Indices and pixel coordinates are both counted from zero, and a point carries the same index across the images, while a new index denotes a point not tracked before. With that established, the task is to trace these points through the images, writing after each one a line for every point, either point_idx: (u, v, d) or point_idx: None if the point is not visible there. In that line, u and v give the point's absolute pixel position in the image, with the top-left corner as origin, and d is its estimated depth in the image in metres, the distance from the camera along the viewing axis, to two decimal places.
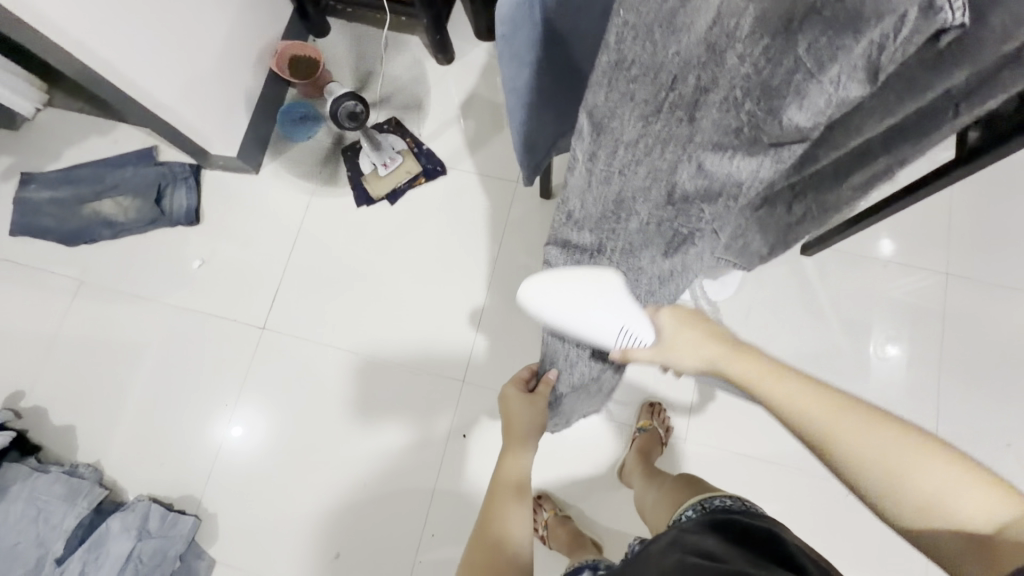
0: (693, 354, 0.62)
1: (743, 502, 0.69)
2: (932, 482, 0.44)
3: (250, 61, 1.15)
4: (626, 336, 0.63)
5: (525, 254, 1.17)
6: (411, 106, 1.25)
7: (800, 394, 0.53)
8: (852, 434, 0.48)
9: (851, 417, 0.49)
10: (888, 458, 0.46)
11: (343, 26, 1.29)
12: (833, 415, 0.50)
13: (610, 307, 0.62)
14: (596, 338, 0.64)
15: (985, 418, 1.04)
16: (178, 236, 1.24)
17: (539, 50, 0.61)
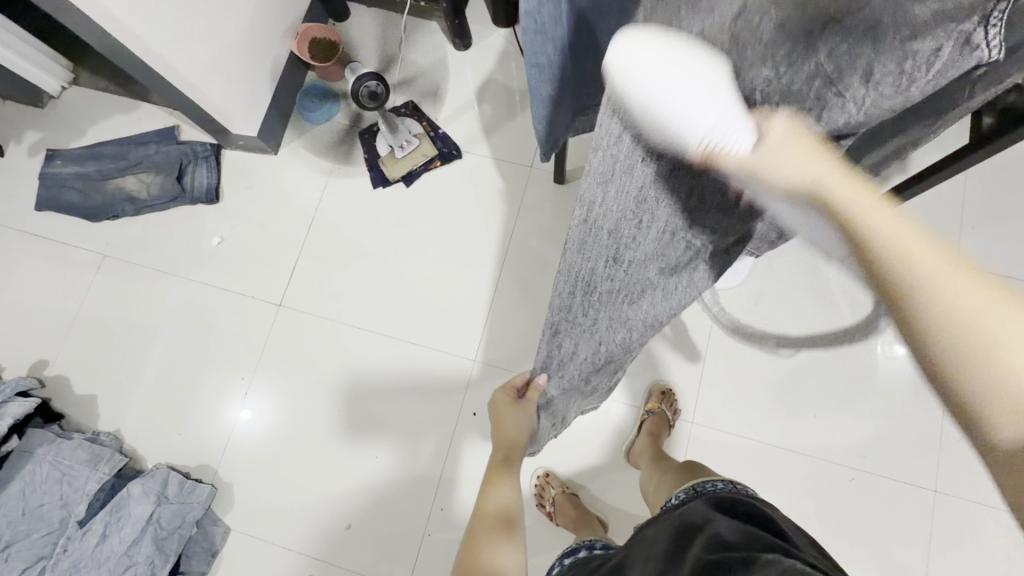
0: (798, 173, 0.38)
1: (736, 485, 0.68)
2: (998, 333, 0.33)
3: (272, 42, 1.17)
4: (720, 132, 0.38)
5: (538, 237, 1.19)
6: (429, 90, 1.27)
7: (905, 238, 0.36)
8: (948, 289, 0.35)
9: (956, 273, 0.35)
10: (980, 328, 0.34)
11: (363, 11, 1.31)
12: (941, 271, 0.35)
13: (705, 95, 0.37)
14: (678, 122, 0.38)
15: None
16: (198, 213, 1.27)
17: (561, 27, 0.63)
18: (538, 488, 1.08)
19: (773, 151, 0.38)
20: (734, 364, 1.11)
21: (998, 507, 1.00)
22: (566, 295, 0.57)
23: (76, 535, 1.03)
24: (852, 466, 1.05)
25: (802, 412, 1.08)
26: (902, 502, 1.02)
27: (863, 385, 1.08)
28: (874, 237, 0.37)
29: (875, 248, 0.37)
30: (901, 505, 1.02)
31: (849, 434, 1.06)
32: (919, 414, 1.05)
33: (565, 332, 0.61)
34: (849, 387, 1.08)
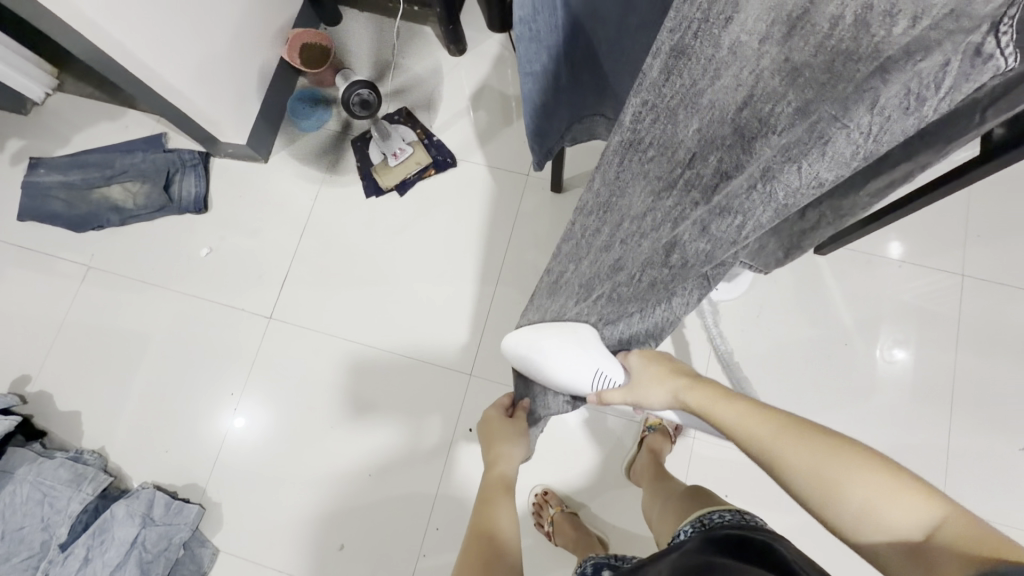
0: (659, 391, 0.59)
1: (745, 516, 0.65)
2: (871, 501, 0.41)
3: (261, 47, 1.14)
4: (603, 378, 0.60)
5: (535, 248, 1.16)
6: (422, 97, 1.24)
7: (752, 419, 0.50)
8: (789, 453, 0.46)
9: (788, 436, 0.47)
10: (822, 472, 0.44)
11: (356, 16, 1.28)
12: (783, 436, 0.48)
13: (580, 356, 0.60)
14: (575, 384, 0.62)
15: (1000, 424, 1.02)
16: (186, 223, 1.24)
17: (557, 36, 0.60)
18: (536, 506, 1.05)
19: (637, 388, 0.61)
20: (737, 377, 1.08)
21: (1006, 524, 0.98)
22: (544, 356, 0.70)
23: (58, 559, 1.00)
24: None
25: None
26: None
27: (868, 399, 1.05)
28: (728, 425, 0.52)
29: (744, 442, 0.50)
30: None
31: None
32: (927, 428, 1.03)
33: (544, 382, 0.72)
34: (855, 401, 1.05)
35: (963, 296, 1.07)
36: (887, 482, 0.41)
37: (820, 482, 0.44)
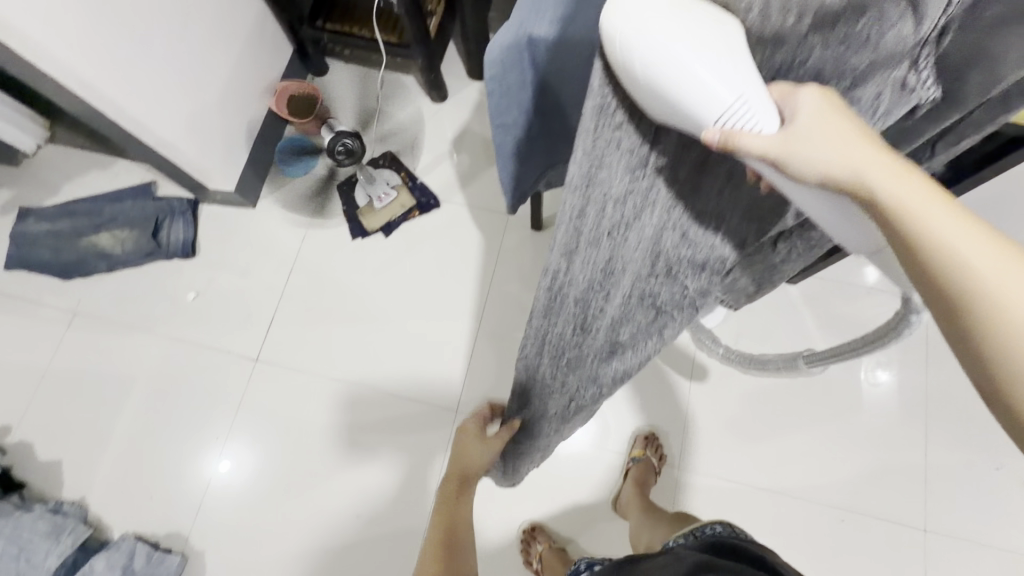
0: (825, 152, 0.34)
1: (734, 527, 0.67)
2: None
3: (250, 100, 1.19)
4: (741, 117, 0.34)
5: (518, 284, 1.20)
6: (406, 142, 1.29)
7: (969, 237, 0.31)
8: (991, 271, 0.30)
9: (1005, 254, 0.30)
10: None
11: (341, 67, 1.35)
12: (1009, 267, 0.30)
13: (722, 58, 0.33)
14: (691, 108, 0.35)
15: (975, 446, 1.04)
16: (174, 268, 1.26)
17: (527, 91, 0.66)
18: (525, 543, 1.05)
19: (800, 134, 0.34)
20: (717, 405, 1.11)
21: (988, 545, 0.99)
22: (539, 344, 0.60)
23: None
24: (840, 507, 1.04)
25: (788, 453, 1.07)
26: (892, 545, 1.01)
27: (845, 423, 1.07)
28: (923, 234, 0.31)
29: (922, 246, 0.31)
30: (892, 548, 1.01)
31: (833, 472, 1.05)
32: (903, 451, 1.05)
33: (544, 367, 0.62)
34: (833, 426, 1.08)
35: None
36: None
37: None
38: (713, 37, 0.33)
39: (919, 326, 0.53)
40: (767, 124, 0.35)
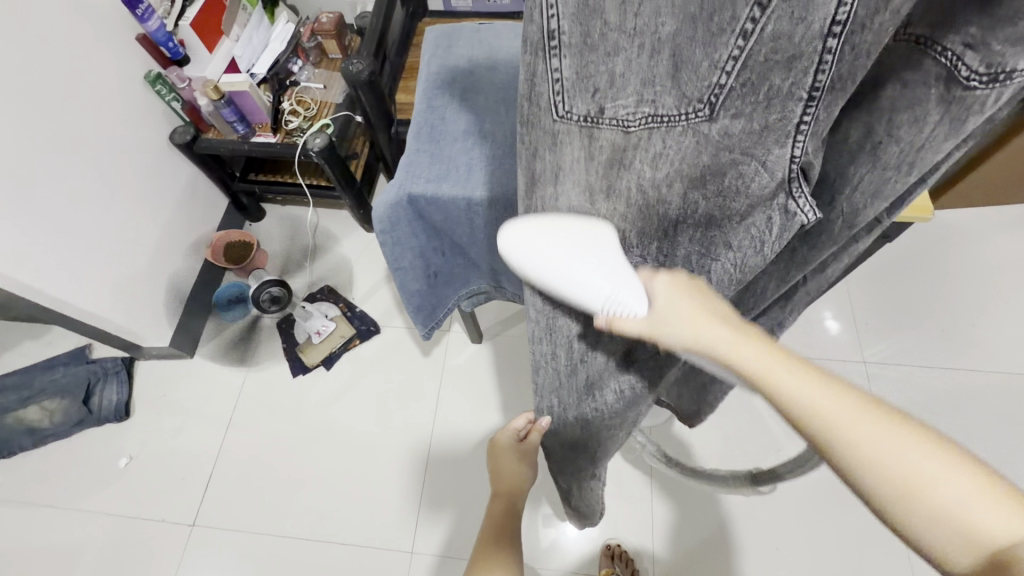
0: (693, 330, 0.41)
1: None
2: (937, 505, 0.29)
3: (183, 255, 1.23)
4: (617, 302, 0.42)
5: (466, 399, 1.18)
6: (342, 273, 1.33)
7: (811, 384, 0.35)
8: (818, 410, 0.34)
9: (824, 393, 0.34)
10: (890, 463, 0.31)
11: (277, 210, 1.42)
12: (867, 417, 0.33)
13: (602, 263, 0.42)
14: (581, 300, 0.43)
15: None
16: (107, 433, 1.20)
17: (420, 236, 0.70)
18: None
19: (660, 316, 0.42)
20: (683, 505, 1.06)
21: None
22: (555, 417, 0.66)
23: None
24: None
25: (761, 545, 1.02)
26: None
27: (816, 507, 1.04)
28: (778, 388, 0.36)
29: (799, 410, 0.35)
30: None
31: (813, 561, 1.00)
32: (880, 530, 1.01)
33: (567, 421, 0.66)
34: (804, 511, 1.04)
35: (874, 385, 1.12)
36: (963, 474, 0.29)
37: (856, 448, 0.32)
38: (588, 238, 0.42)
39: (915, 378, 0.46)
40: (640, 305, 0.43)
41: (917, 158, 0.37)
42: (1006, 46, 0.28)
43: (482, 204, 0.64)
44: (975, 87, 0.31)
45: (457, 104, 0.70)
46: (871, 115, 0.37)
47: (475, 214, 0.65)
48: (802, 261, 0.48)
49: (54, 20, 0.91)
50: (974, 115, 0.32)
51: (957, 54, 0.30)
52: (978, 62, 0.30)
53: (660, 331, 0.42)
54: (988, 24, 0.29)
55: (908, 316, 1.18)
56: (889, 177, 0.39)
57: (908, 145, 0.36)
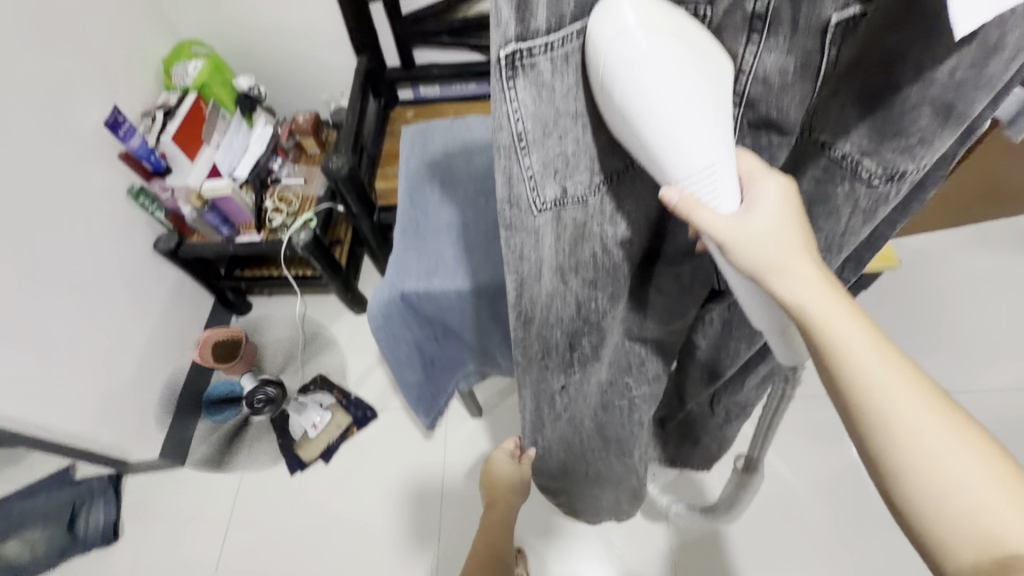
0: (776, 252, 0.37)
1: None
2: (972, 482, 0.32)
3: (168, 360, 1.21)
4: (708, 182, 0.36)
5: (472, 478, 1.15)
6: (334, 359, 1.31)
7: (878, 348, 0.36)
8: (880, 371, 0.35)
9: (886, 355, 0.36)
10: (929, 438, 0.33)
11: (263, 301, 1.42)
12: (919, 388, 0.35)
13: (710, 127, 0.34)
14: (667, 164, 0.35)
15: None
16: (94, 560, 1.13)
17: (415, 329, 0.70)
18: None
19: (753, 226, 0.37)
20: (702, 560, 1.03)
21: None
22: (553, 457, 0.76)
23: None
24: None
25: None
26: None
27: (834, 549, 1.02)
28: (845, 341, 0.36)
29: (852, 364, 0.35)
30: None
31: None
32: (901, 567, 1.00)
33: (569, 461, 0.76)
34: (827, 557, 1.02)
35: None
36: (993, 466, 0.33)
37: (907, 423, 0.34)
38: (699, 92, 0.33)
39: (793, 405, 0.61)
40: (729, 201, 0.37)
41: (843, 241, 0.46)
42: (898, 156, 0.38)
43: (474, 294, 0.65)
44: (875, 181, 0.40)
45: (440, 196, 0.74)
46: (792, 207, 0.45)
47: (468, 304, 0.67)
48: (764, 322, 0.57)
49: (36, 152, 0.93)
50: (884, 205, 0.42)
51: (855, 159, 0.39)
52: (877, 166, 0.39)
53: (735, 240, 0.37)
54: (876, 140, 0.38)
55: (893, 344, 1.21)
56: (825, 253, 0.47)
57: (833, 230, 0.45)
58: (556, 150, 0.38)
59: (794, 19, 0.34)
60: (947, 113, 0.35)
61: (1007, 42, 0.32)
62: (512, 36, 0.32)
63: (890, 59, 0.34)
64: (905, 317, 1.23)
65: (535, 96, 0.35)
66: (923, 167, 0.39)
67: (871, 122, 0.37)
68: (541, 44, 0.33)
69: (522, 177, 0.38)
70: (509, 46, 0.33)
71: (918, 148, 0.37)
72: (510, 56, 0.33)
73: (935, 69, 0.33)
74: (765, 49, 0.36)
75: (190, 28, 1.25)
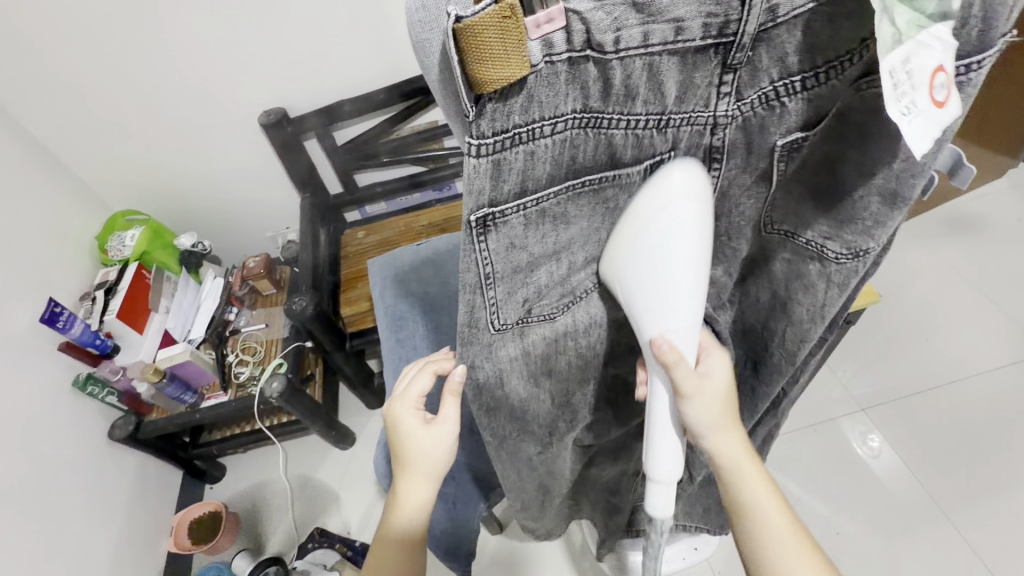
0: (719, 406, 0.43)
1: None
2: None
3: (139, 561, 1.07)
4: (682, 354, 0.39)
5: None
6: (329, 508, 1.20)
7: (771, 499, 0.45)
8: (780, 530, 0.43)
9: (775, 505, 0.44)
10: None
11: (238, 461, 1.30)
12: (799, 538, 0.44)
13: (686, 300, 0.37)
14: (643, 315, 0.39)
15: (1001, 533, 1.02)
16: None
17: None
18: None
19: (710, 379, 0.42)
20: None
21: None
22: (545, 524, 0.77)
23: None
24: None
25: None
26: None
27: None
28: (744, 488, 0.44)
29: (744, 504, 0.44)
30: None
31: None
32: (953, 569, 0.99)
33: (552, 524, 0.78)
34: None
35: (881, 430, 1.16)
36: None
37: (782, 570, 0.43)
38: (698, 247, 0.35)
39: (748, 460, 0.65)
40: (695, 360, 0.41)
41: (824, 313, 0.46)
42: (858, 236, 0.39)
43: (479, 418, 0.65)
44: (843, 262, 0.42)
45: (424, 324, 0.72)
46: (771, 283, 0.49)
47: None
48: (763, 393, 0.59)
49: None
50: (855, 278, 0.43)
51: (821, 243, 0.42)
52: (841, 247, 0.41)
53: (698, 398, 0.41)
54: (836, 225, 0.40)
55: (866, 349, 1.27)
56: (806, 327, 0.48)
57: (813, 302, 0.46)
58: (523, 290, 0.39)
59: (749, 146, 0.36)
60: (892, 199, 0.36)
61: (928, 139, 0.32)
62: (484, 201, 0.32)
63: (834, 161, 0.36)
64: (872, 328, 1.30)
65: (508, 246, 0.35)
66: (884, 243, 0.40)
67: (827, 212, 0.39)
68: (513, 206, 0.33)
69: (485, 307, 0.39)
70: (480, 211, 0.32)
71: (876, 227, 0.38)
72: (480, 218, 0.33)
73: (876, 166, 0.35)
74: (724, 172, 0.37)
75: (123, 201, 1.23)
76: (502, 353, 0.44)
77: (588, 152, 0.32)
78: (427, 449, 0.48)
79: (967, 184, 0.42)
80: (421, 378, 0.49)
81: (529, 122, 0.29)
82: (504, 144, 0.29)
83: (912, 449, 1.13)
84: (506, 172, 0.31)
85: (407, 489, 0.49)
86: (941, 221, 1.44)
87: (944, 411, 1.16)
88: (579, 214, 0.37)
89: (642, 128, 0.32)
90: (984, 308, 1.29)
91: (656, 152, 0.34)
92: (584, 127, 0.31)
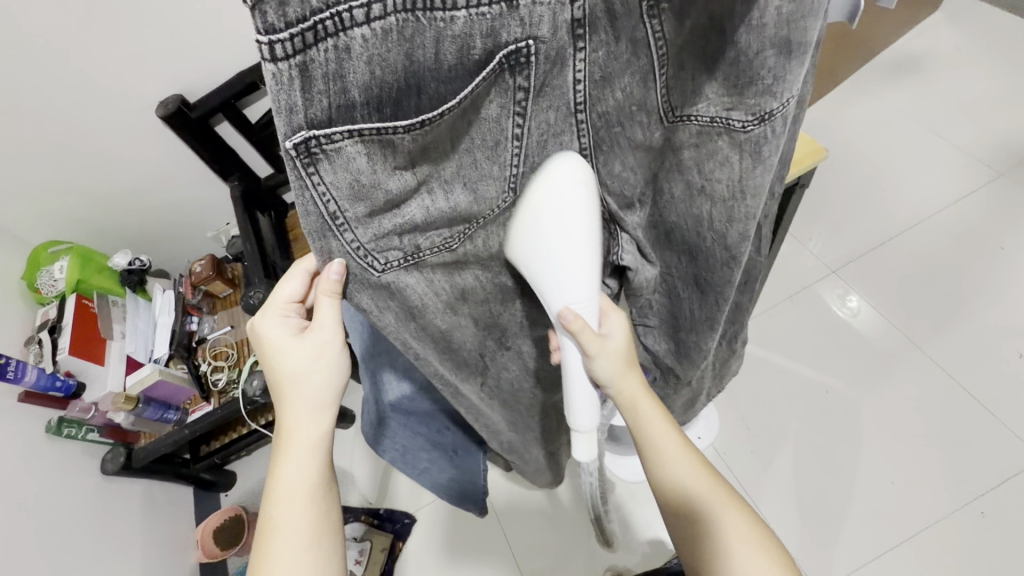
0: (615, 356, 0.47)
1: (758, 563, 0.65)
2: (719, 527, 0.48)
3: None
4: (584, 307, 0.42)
5: (536, 532, 1.11)
6: (346, 484, 1.23)
7: (662, 423, 0.50)
8: (669, 447, 0.50)
9: (669, 426, 0.51)
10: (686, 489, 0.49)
11: (244, 464, 1.31)
12: (688, 455, 0.50)
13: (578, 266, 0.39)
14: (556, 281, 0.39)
15: (967, 353, 1.09)
16: None
17: (422, 432, 0.67)
18: None
19: (609, 340, 0.46)
20: (766, 492, 1.03)
21: None
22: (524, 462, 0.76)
23: None
24: (955, 483, 0.98)
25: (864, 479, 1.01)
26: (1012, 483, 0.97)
27: (881, 417, 1.06)
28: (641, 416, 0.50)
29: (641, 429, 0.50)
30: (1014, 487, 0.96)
31: (915, 463, 1.01)
32: (935, 397, 1.06)
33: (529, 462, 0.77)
34: (883, 425, 1.05)
35: (852, 286, 1.19)
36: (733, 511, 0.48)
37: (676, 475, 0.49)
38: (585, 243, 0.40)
39: (694, 364, 0.67)
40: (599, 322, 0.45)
41: (745, 186, 0.45)
42: (759, 98, 0.39)
43: None
44: (751, 129, 0.41)
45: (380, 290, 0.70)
46: (683, 172, 0.46)
47: None
48: (717, 295, 0.56)
49: None
50: (766, 144, 0.42)
51: (724, 113, 0.41)
52: (745, 113, 0.40)
53: (603, 354, 0.45)
54: (735, 90, 0.39)
55: (832, 212, 1.27)
56: (732, 208, 0.47)
57: (731, 177, 0.45)
58: (395, 225, 0.35)
59: (611, 12, 0.32)
60: (787, 46, 0.36)
61: None
62: (298, 124, 0.27)
63: (721, 23, 0.35)
64: (831, 190, 1.30)
65: (351, 183, 0.31)
66: (787, 100, 0.40)
67: (722, 75, 0.38)
68: (341, 130, 0.28)
69: (348, 251, 0.34)
70: (297, 135, 0.27)
71: (775, 83, 0.38)
72: (300, 147, 0.28)
73: (758, 13, 0.34)
74: (592, 51, 0.33)
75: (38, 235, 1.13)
76: (406, 291, 0.40)
77: (422, 42, 0.27)
78: (297, 362, 0.45)
79: (891, 5, 0.47)
80: (292, 282, 0.46)
81: (332, 5, 0.24)
82: (304, 37, 0.24)
83: (883, 296, 1.17)
84: (318, 81, 0.26)
85: (295, 428, 0.46)
86: (885, 68, 1.42)
87: (905, 253, 1.20)
88: (430, 143, 0.32)
89: (485, 3, 0.27)
90: (933, 145, 1.30)
91: (514, 40, 0.29)
92: (412, 10, 0.26)
